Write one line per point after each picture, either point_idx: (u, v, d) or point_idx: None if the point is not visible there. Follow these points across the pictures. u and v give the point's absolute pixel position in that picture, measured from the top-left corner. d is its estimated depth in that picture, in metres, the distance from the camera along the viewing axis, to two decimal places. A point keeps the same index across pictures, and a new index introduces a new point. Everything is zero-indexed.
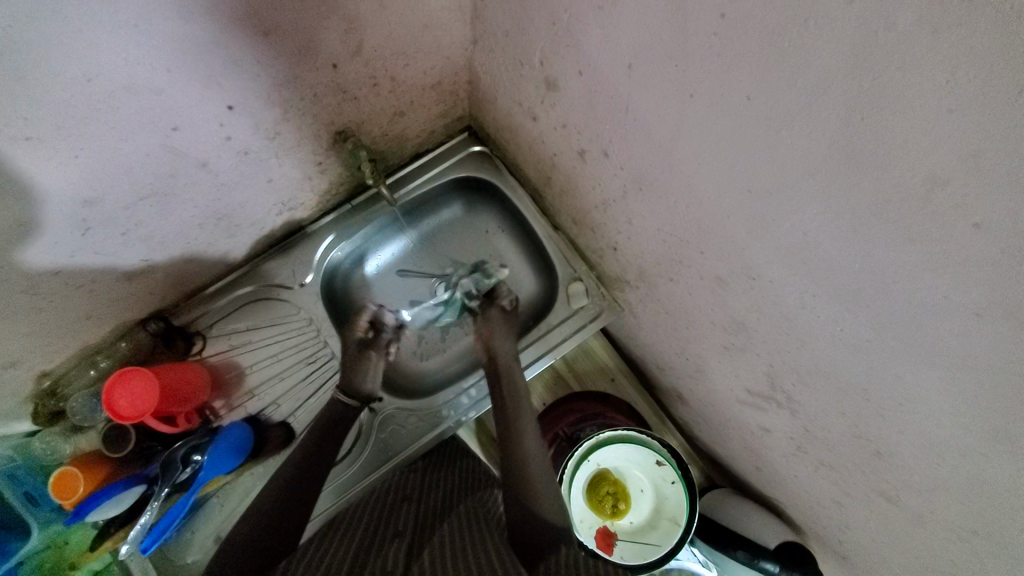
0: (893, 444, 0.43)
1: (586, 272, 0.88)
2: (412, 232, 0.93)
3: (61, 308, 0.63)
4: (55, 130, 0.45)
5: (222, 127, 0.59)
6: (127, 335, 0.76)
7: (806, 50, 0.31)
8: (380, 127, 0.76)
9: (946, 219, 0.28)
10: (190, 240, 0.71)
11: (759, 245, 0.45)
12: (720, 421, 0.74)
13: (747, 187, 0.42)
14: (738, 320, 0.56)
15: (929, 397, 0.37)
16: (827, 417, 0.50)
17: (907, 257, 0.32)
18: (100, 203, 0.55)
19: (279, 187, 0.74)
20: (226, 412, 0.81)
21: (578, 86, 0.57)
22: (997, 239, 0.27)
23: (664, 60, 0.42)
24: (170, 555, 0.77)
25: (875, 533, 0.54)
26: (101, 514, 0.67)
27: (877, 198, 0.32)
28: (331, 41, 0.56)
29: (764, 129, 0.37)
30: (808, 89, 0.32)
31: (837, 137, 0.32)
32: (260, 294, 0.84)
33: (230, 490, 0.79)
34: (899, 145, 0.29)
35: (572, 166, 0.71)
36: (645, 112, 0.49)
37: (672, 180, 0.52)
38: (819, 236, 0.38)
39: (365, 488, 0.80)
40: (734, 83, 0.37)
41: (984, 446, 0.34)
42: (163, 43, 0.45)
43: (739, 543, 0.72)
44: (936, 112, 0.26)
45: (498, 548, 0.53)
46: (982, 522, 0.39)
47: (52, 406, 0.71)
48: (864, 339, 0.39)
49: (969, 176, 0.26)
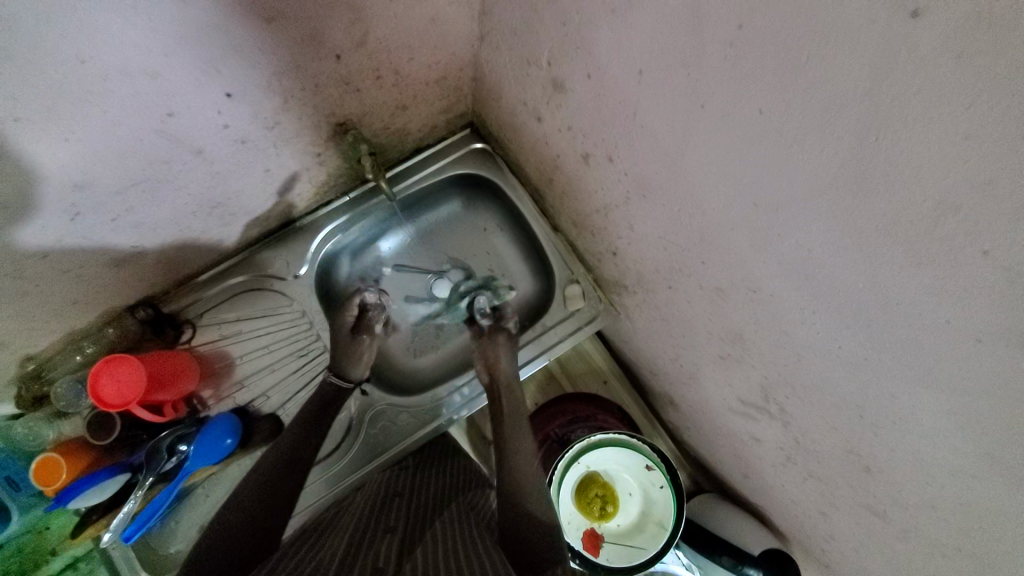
0: (885, 462, 0.43)
1: (584, 274, 0.88)
2: (409, 227, 0.92)
3: (47, 292, 0.61)
4: (47, 112, 0.43)
5: (220, 114, 0.57)
6: (115, 321, 0.75)
7: (823, 68, 0.30)
8: (381, 120, 0.75)
9: (953, 245, 0.28)
10: (183, 227, 0.70)
11: (761, 259, 0.45)
12: (711, 429, 0.74)
13: (753, 201, 0.42)
14: (735, 331, 0.55)
15: (922, 419, 0.37)
16: (819, 431, 0.50)
17: (910, 280, 0.32)
18: (91, 187, 0.54)
19: (276, 176, 0.73)
20: (214, 402, 0.80)
21: (585, 89, 0.57)
22: (1004, 267, 0.26)
23: (676, 68, 0.42)
24: (154, 544, 0.76)
25: (859, 546, 0.54)
26: (83, 502, 0.66)
27: (885, 221, 0.31)
28: (335, 31, 0.55)
29: (774, 144, 0.37)
30: (822, 107, 0.32)
31: (848, 157, 0.32)
32: (253, 284, 0.83)
33: (216, 480, 0.79)
34: (911, 168, 0.28)
35: (575, 168, 0.70)
36: (653, 119, 0.49)
37: (677, 189, 0.52)
38: (823, 253, 0.38)
39: (353, 483, 0.79)
40: (747, 96, 0.37)
41: (975, 468, 0.35)
42: (162, 26, 0.43)
43: (724, 548, 0.73)
44: (951, 138, 0.26)
45: (489, 550, 0.53)
46: (968, 543, 0.39)
47: (36, 391, 0.70)
48: (861, 357, 0.39)
49: (980, 204, 0.26)
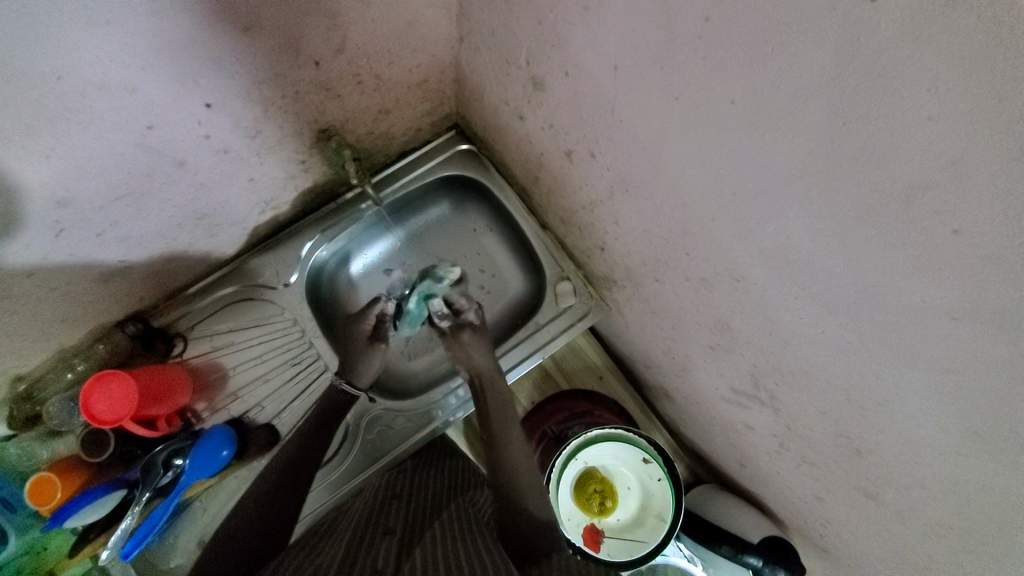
0: (874, 443, 0.44)
1: (574, 271, 0.88)
2: (398, 231, 0.92)
3: (35, 311, 0.61)
4: (26, 129, 0.43)
5: (201, 125, 0.57)
6: (105, 337, 0.74)
7: (790, 56, 0.31)
8: (365, 125, 0.75)
9: (926, 225, 0.29)
10: (170, 240, 0.70)
11: (743, 247, 0.45)
12: (706, 419, 0.75)
13: (732, 190, 0.42)
14: (723, 320, 0.56)
15: (907, 398, 0.37)
16: (809, 416, 0.51)
17: (887, 262, 0.32)
18: (74, 203, 0.54)
19: (261, 185, 0.73)
20: (209, 414, 0.80)
21: (564, 86, 0.57)
22: (976, 245, 0.27)
23: (650, 62, 0.42)
24: (153, 559, 0.76)
25: (855, 528, 0.55)
26: (79, 520, 0.66)
27: (858, 204, 0.32)
28: (313, 38, 0.55)
29: (748, 133, 0.37)
30: (792, 95, 0.32)
31: (819, 143, 0.32)
32: (243, 294, 0.82)
33: (214, 493, 0.78)
34: (880, 150, 0.29)
35: (559, 165, 0.71)
36: (631, 114, 0.49)
37: (658, 182, 0.52)
38: (801, 238, 0.38)
39: (352, 489, 0.79)
40: (719, 88, 0.37)
41: (961, 445, 0.35)
42: (137, 39, 0.43)
43: (723, 538, 0.73)
44: (917, 120, 0.26)
45: (489, 547, 0.53)
46: (959, 519, 0.40)
47: (28, 410, 0.69)
48: (845, 340, 0.40)
49: (948, 183, 0.27)
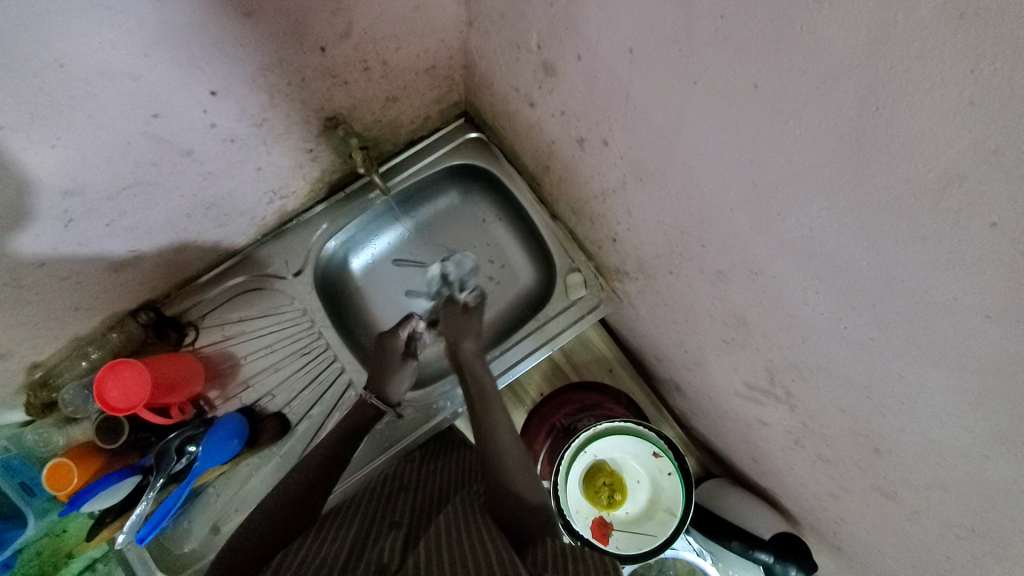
0: (894, 443, 0.42)
1: (585, 262, 0.86)
2: (407, 221, 0.91)
3: (47, 300, 0.61)
4: (30, 120, 0.43)
5: (207, 113, 0.57)
6: (118, 326, 0.75)
7: (816, 35, 0.29)
8: (373, 113, 0.74)
9: (960, 217, 0.27)
10: (178, 230, 0.70)
11: (763, 239, 0.43)
12: (719, 414, 0.73)
13: (752, 178, 0.40)
14: (739, 314, 0.54)
15: (932, 399, 0.35)
16: (825, 413, 0.49)
17: (913, 255, 0.31)
18: (81, 193, 0.54)
19: (269, 174, 0.73)
20: (221, 402, 0.81)
21: (577, 71, 0.55)
22: (1014, 241, 0.25)
23: (668, 44, 0.40)
24: (168, 544, 0.77)
25: (871, 528, 0.53)
26: (94, 505, 0.67)
27: (887, 195, 0.30)
28: (320, 23, 0.54)
29: (771, 118, 0.35)
30: (819, 78, 0.30)
31: (848, 128, 0.30)
32: (253, 284, 0.83)
33: (226, 480, 0.79)
34: (914, 136, 0.27)
35: (571, 153, 0.69)
36: (647, 101, 0.47)
37: (674, 171, 0.50)
38: (824, 231, 0.36)
39: (362, 478, 0.79)
40: (740, 70, 0.35)
41: (986, 448, 0.33)
42: (139, 26, 0.43)
43: (734, 533, 0.72)
44: (956, 104, 0.24)
45: (494, 538, 0.53)
46: (982, 523, 0.38)
47: (44, 397, 0.70)
48: (867, 337, 0.38)
49: (986, 174, 0.25)
